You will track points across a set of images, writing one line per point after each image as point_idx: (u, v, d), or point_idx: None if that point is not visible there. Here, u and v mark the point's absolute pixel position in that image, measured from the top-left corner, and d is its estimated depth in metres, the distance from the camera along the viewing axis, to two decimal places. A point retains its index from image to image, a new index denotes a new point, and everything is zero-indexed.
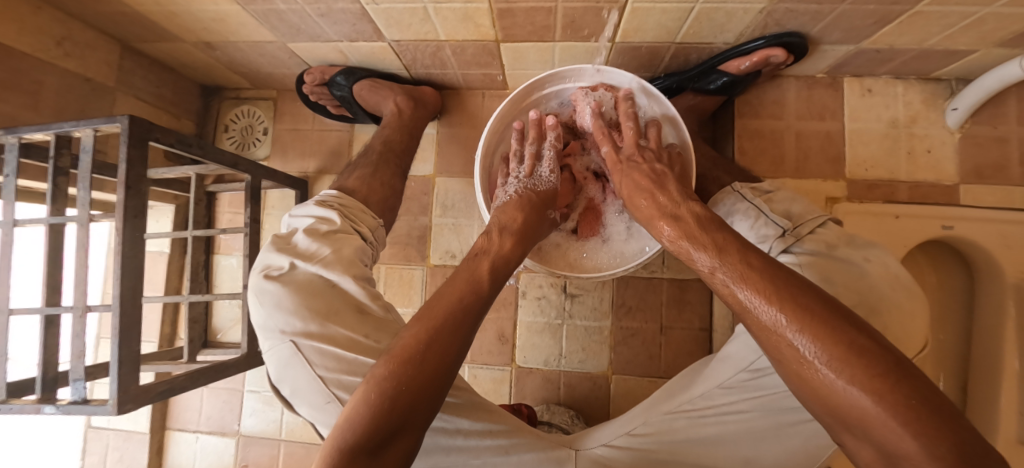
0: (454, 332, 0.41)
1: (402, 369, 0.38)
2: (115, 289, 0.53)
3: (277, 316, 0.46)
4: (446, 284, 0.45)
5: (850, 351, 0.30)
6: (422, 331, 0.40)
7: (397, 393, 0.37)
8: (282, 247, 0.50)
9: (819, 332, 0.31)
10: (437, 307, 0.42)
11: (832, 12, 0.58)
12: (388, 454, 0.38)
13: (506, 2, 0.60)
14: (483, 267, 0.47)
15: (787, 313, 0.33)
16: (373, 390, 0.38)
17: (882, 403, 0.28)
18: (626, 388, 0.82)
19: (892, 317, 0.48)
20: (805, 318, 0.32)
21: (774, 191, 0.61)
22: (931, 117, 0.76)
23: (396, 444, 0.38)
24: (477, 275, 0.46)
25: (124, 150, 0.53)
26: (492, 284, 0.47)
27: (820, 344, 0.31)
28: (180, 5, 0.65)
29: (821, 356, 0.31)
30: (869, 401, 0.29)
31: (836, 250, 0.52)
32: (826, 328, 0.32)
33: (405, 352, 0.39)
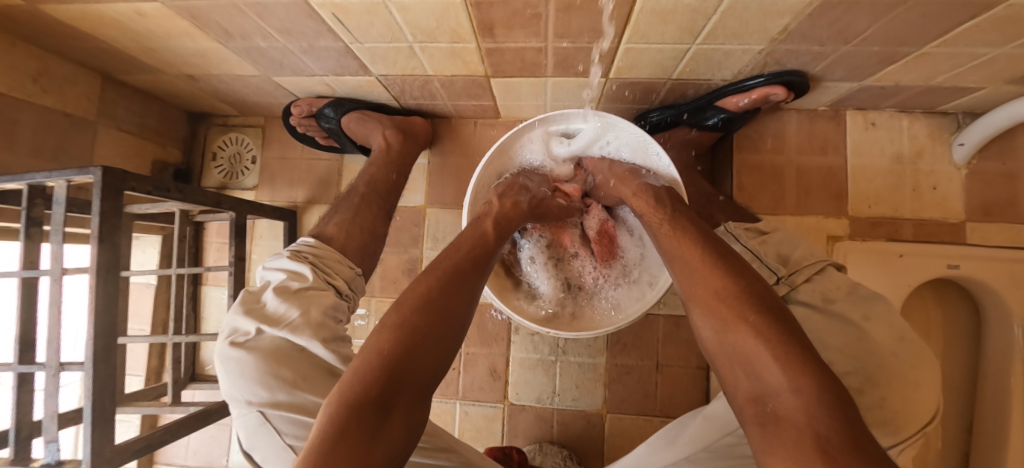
0: (451, 301, 0.43)
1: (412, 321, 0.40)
2: (90, 348, 0.51)
3: (242, 385, 0.44)
4: (453, 248, 0.48)
5: (752, 313, 0.38)
6: (420, 296, 0.42)
7: (403, 351, 0.37)
8: (250, 307, 0.48)
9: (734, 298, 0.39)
10: (430, 278, 0.44)
11: (833, 53, 0.56)
12: (396, 406, 0.36)
13: (494, 42, 0.58)
14: (484, 235, 0.51)
15: (714, 283, 0.41)
16: (382, 341, 0.38)
17: (769, 355, 0.35)
18: (620, 427, 0.80)
19: (896, 387, 0.45)
20: (725, 287, 0.40)
21: (770, 232, 0.59)
22: (937, 151, 0.73)
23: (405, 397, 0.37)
24: (482, 233, 0.51)
25: (96, 203, 0.52)
26: (497, 240, 0.51)
27: (733, 308, 0.39)
28: (159, 42, 0.63)
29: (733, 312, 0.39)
30: (757, 351, 0.36)
31: (833, 305, 0.51)
32: (740, 296, 0.39)
33: (417, 302, 0.41)
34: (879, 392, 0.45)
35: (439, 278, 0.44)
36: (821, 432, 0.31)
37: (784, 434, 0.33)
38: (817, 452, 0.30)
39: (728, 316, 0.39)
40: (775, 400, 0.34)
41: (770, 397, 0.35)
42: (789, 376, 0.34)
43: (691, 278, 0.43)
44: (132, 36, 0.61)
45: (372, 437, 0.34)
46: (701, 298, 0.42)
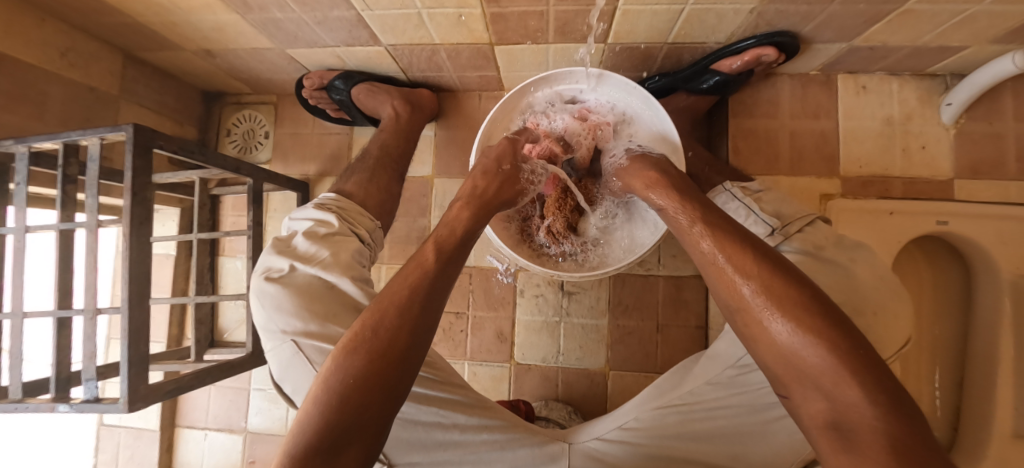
0: (412, 327, 0.39)
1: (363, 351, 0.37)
2: (124, 292, 0.55)
3: (278, 317, 0.48)
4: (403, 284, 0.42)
5: (791, 312, 0.34)
6: (372, 320, 0.39)
7: (349, 388, 0.36)
8: (282, 249, 0.52)
9: (765, 297, 0.36)
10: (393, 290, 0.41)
11: (821, 12, 0.59)
12: (349, 448, 0.35)
13: (498, 7, 0.61)
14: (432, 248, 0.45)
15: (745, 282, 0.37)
16: (342, 369, 0.37)
17: (819, 353, 0.32)
18: (622, 385, 0.83)
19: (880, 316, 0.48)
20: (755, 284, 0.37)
21: (765, 191, 0.61)
22: (926, 113, 0.76)
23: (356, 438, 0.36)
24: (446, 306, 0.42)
25: (129, 159, 0.55)
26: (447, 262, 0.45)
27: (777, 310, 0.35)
28: (181, 14, 0.67)
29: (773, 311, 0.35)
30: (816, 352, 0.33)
31: (823, 251, 0.53)
32: (775, 295, 0.35)
33: (370, 337, 0.38)
34: (864, 321, 0.47)
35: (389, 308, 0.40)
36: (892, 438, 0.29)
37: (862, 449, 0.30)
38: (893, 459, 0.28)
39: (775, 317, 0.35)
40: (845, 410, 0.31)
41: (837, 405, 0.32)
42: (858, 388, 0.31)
43: (720, 277, 0.39)
44: (156, 8, 0.65)
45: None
46: (737, 302, 0.38)
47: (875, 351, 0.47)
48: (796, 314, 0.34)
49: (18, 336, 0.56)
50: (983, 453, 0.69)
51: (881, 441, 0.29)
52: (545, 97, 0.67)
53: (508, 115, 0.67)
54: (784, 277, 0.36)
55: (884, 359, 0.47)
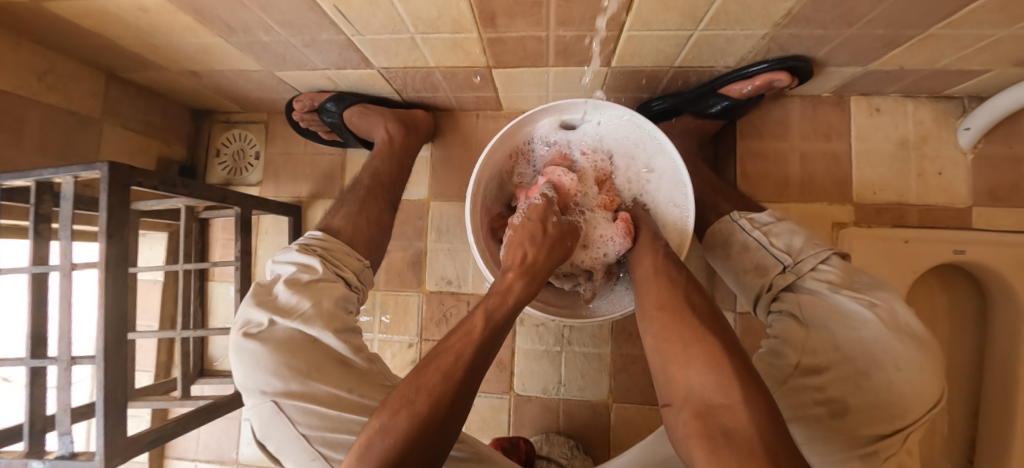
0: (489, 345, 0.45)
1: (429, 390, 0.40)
2: (99, 341, 0.52)
3: (257, 375, 0.45)
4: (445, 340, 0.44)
5: (709, 329, 0.41)
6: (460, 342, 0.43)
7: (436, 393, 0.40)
8: (262, 299, 0.49)
9: (689, 313, 0.43)
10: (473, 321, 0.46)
11: (838, 37, 0.55)
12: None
13: (495, 31, 0.58)
14: (478, 318, 0.46)
15: (673, 300, 0.45)
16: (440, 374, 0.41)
17: (723, 366, 0.38)
18: (626, 417, 0.80)
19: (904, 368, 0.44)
20: (682, 302, 0.45)
21: (776, 221, 0.57)
22: (942, 136, 0.73)
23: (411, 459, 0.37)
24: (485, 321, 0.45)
25: (104, 198, 0.52)
26: (494, 328, 0.46)
27: (692, 324, 0.42)
28: (162, 37, 0.63)
29: (690, 322, 0.42)
30: (710, 364, 0.38)
31: (839, 292, 0.49)
32: (698, 313, 0.43)
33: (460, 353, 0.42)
34: (884, 376, 0.43)
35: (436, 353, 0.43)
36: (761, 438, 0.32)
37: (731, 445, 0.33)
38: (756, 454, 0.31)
39: (687, 326, 0.42)
40: (723, 408, 0.35)
41: (714, 409, 0.36)
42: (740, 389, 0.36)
43: (653, 295, 0.47)
44: (135, 32, 0.62)
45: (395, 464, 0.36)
46: (652, 316, 0.45)
47: (897, 411, 0.42)
48: (710, 339, 0.40)
49: None
50: None
51: (755, 444, 0.32)
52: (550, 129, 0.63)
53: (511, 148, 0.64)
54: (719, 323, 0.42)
55: (911, 419, 0.42)
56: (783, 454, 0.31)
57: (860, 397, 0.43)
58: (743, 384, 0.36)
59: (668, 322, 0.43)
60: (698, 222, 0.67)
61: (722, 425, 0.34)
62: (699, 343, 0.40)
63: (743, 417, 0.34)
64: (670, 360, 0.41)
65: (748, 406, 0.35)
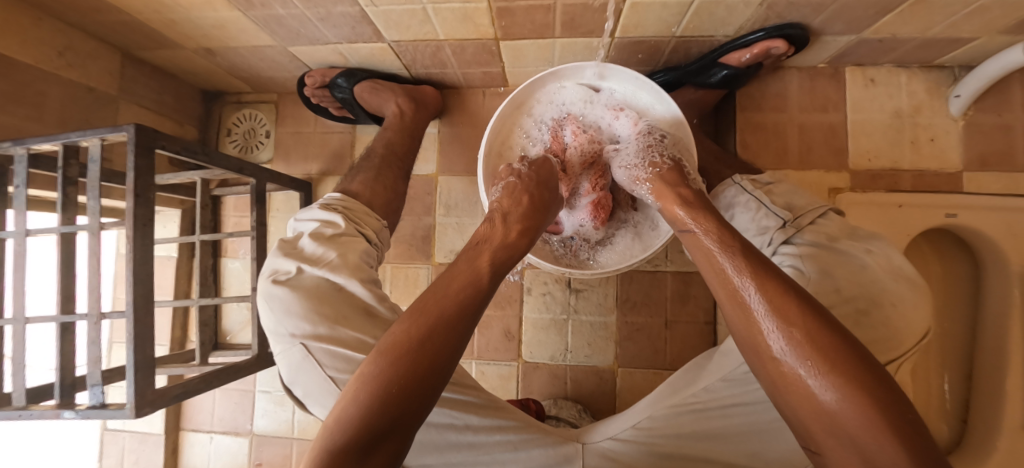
0: (457, 321, 0.39)
1: (385, 381, 0.35)
2: (128, 296, 0.54)
3: (287, 320, 0.47)
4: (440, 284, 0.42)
5: (847, 366, 0.30)
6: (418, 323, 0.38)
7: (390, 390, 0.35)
8: (288, 251, 0.51)
9: (814, 343, 0.32)
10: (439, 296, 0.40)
11: (832, 3, 0.58)
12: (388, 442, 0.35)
13: (505, 1, 0.60)
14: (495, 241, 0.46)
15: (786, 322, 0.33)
16: (385, 362, 0.36)
17: (869, 413, 0.29)
18: (632, 382, 0.83)
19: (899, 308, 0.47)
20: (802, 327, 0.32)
21: (776, 183, 0.61)
22: (934, 105, 0.76)
23: (398, 432, 0.35)
24: (477, 271, 0.43)
25: (131, 159, 0.54)
26: (493, 277, 0.43)
27: (824, 362, 0.31)
28: (182, 12, 0.65)
29: (821, 358, 0.31)
30: (857, 413, 0.29)
31: (838, 242, 0.52)
32: (829, 344, 0.31)
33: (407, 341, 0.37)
34: (881, 312, 0.46)
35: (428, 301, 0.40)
36: None
37: None
38: None
39: (816, 362, 0.31)
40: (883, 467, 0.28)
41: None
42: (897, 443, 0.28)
43: (752, 312, 0.35)
44: (155, 6, 0.64)
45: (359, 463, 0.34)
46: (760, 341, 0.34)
47: (894, 343, 0.45)
48: (850, 378, 0.30)
49: (21, 342, 0.55)
50: (995, 445, 0.69)
51: None
52: (554, 97, 0.66)
53: (509, 130, 0.67)
54: (847, 346, 0.31)
55: (904, 351, 0.45)
56: None
57: (863, 333, 0.45)
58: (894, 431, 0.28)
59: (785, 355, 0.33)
60: (700, 187, 0.70)
61: None
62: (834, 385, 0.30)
63: None
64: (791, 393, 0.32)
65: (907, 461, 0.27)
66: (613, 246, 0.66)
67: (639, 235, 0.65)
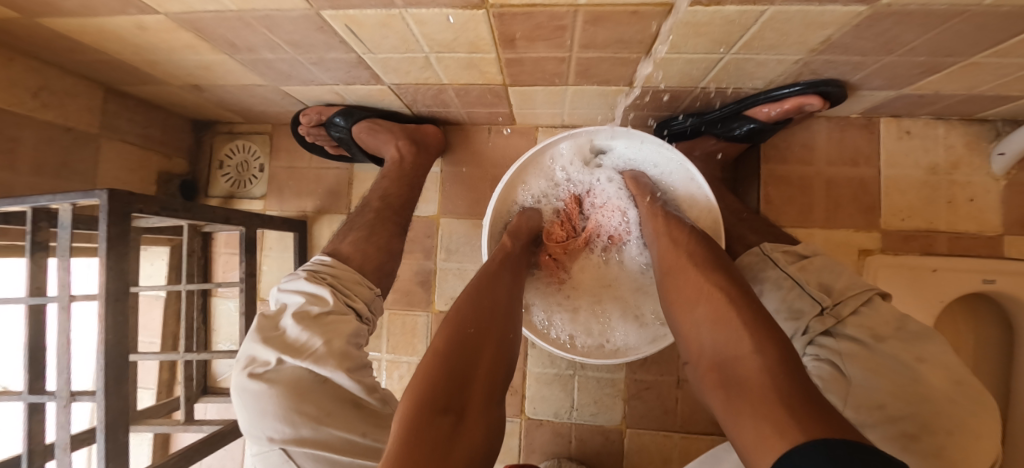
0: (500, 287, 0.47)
1: (467, 309, 0.43)
2: (99, 380, 0.49)
3: (264, 421, 0.43)
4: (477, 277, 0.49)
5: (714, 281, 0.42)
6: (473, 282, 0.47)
7: (466, 318, 0.42)
8: (268, 335, 0.46)
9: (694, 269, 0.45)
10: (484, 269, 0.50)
11: (875, 63, 0.53)
12: (480, 366, 0.39)
13: (514, 53, 0.55)
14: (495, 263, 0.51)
15: (679, 257, 0.47)
16: (461, 303, 0.44)
17: (729, 315, 0.39)
18: (639, 443, 0.79)
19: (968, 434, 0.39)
20: (688, 261, 0.46)
21: (811, 256, 0.53)
22: (973, 161, 0.70)
23: (486, 358, 0.40)
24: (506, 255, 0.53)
25: (103, 228, 0.50)
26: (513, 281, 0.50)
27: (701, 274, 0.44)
28: (163, 54, 0.60)
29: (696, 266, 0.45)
30: (723, 312, 0.39)
31: (884, 343, 0.44)
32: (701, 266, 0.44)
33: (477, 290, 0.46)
34: (936, 439, 0.38)
35: (494, 275, 0.49)
36: (784, 392, 0.32)
37: (751, 396, 0.33)
38: (781, 409, 0.31)
39: (700, 286, 0.43)
40: (739, 362, 0.36)
41: (732, 362, 0.37)
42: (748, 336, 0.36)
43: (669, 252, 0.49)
44: (135, 48, 0.59)
45: (467, 379, 0.37)
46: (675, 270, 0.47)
47: None
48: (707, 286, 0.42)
49: None
50: None
51: (768, 390, 0.33)
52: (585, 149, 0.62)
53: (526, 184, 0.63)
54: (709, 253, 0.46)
55: None
56: (799, 397, 0.31)
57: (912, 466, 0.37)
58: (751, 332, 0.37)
59: (689, 286, 0.44)
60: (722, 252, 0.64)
61: (736, 378, 0.35)
62: (710, 299, 0.41)
63: (757, 365, 0.35)
64: (685, 318, 0.43)
65: (758, 352, 0.35)
66: (611, 338, 0.60)
67: (642, 324, 0.60)
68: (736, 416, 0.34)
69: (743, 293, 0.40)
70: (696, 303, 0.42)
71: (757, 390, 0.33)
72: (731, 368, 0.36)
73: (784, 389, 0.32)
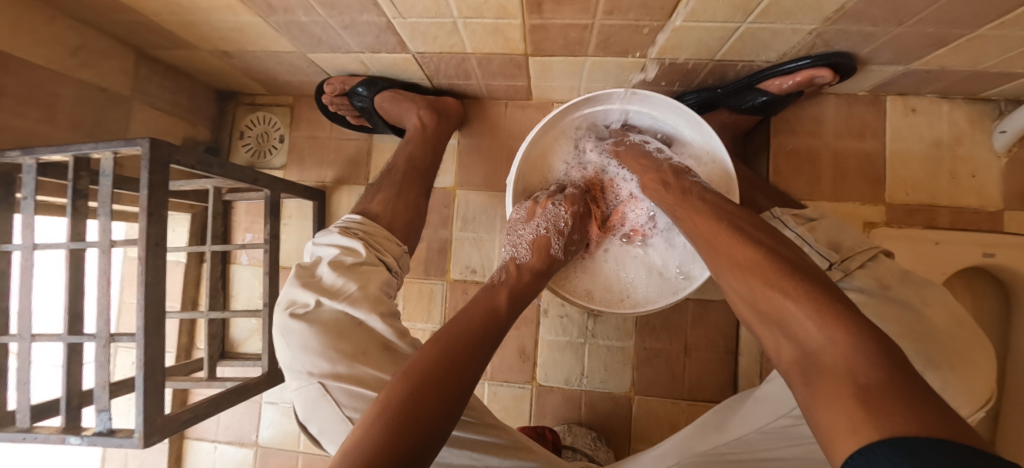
0: (474, 344, 0.43)
1: (427, 373, 0.40)
2: (140, 320, 0.51)
3: (304, 357, 0.45)
4: (464, 311, 0.48)
5: (776, 271, 0.39)
6: (445, 336, 0.43)
7: (422, 389, 0.39)
8: (306, 281, 0.48)
9: (753, 260, 0.42)
10: (462, 318, 0.46)
11: (886, 34, 0.55)
12: (423, 452, 0.37)
13: (540, 18, 0.57)
14: (501, 298, 0.49)
15: (737, 247, 0.44)
16: (422, 363, 0.41)
17: (803, 308, 0.36)
18: (648, 409, 0.81)
19: (971, 369, 0.42)
20: (746, 251, 0.43)
21: (818, 218, 0.56)
22: (976, 138, 0.72)
23: (432, 441, 0.37)
24: (493, 306, 0.48)
25: (145, 175, 0.52)
26: (509, 313, 0.49)
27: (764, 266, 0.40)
28: (199, 15, 0.62)
29: (756, 255, 0.42)
30: (796, 305, 0.36)
31: (890, 291, 0.47)
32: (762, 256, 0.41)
33: (446, 349, 0.42)
34: (941, 374, 0.41)
35: (473, 317, 0.46)
36: (861, 378, 0.30)
37: (831, 388, 0.31)
38: (859, 401, 0.29)
39: (765, 277, 0.40)
40: (819, 356, 0.33)
41: (811, 355, 0.34)
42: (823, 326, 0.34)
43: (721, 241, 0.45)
44: (173, 8, 0.61)
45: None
46: (731, 261, 0.44)
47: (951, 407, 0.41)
48: (774, 279, 0.39)
49: (26, 361, 0.54)
50: None
51: (848, 379, 0.30)
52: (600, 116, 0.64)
53: (548, 148, 0.65)
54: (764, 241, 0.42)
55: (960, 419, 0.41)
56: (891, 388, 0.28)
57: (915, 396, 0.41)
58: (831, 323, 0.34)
59: (748, 278, 0.41)
60: None
61: (816, 371, 0.33)
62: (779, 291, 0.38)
63: (840, 358, 0.32)
64: (759, 316, 0.40)
65: (841, 344, 0.32)
66: (630, 293, 0.62)
67: (663, 279, 0.61)
68: (818, 410, 0.32)
69: (811, 280, 0.38)
70: (763, 293, 0.40)
71: (835, 380, 0.31)
72: (812, 362, 0.34)
73: (865, 379, 0.29)
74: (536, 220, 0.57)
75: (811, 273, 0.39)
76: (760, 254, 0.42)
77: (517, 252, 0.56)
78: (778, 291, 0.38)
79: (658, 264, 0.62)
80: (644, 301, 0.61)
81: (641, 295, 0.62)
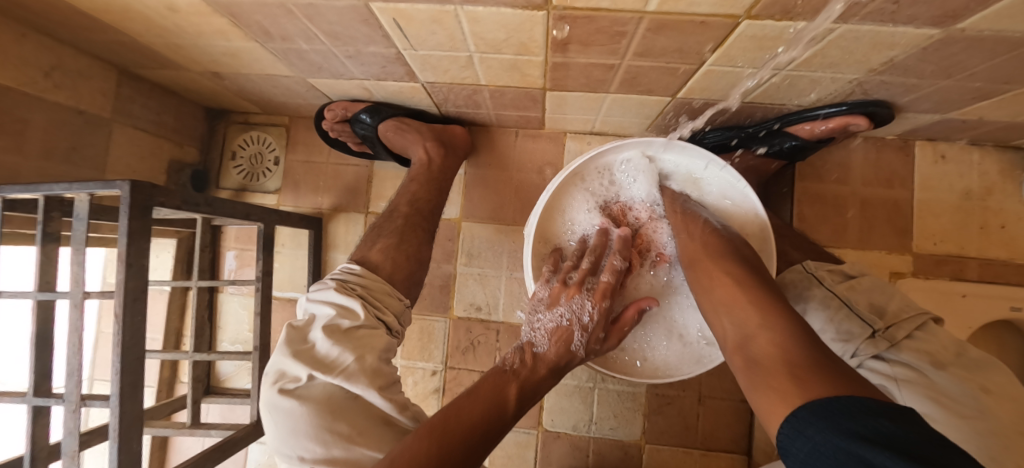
0: (473, 443, 0.39)
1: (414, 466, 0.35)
2: (114, 385, 0.46)
3: (294, 440, 0.40)
4: (467, 396, 0.43)
5: (726, 269, 0.46)
6: (447, 424, 0.39)
7: None
8: (297, 349, 0.44)
9: (709, 259, 0.48)
10: (469, 407, 0.42)
11: (930, 86, 0.52)
12: None
13: (563, 57, 0.53)
14: (514, 385, 0.46)
15: (696, 250, 0.50)
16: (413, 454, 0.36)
17: (744, 300, 0.42)
18: (659, 459, 0.77)
19: None
20: (702, 249, 0.50)
21: (858, 276, 0.53)
22: (1007, 187, 0.70)
23: None
24: (503, 395, 0.44)
25: (124, 222, 0.46)
26: (517, 407, 0.45)
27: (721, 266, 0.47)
28: (189, 38, 0.57)
29: (710, 255, 0.49)
30: (739, 300, 0.43)
31: (945, 371, 0.43)
32: (715, 255, 0.48)
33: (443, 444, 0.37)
34: None
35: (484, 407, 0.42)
36: (789, 358, 0.35)
37: (766, 373, 0.36)
38: (790, 380, 0.34)
39: (715, 274, 0.47)
40: (753, 343, 0.39)
41: (747, 340, 0.40)
42: (759, 316, 0.40)
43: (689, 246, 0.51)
44: (159, 30, 0.55)
45: None
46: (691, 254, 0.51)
47: None
48: (725, 278, 0.45)
49: None
50: None
51: (778, 360, 0.36)
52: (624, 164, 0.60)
53: (569, 199, 0.61)
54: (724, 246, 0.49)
55: None
56: (805, 365, 0.34)
57: None
58: (763, 312, 0.40)
59: (703, 273, 0.48)
60: None
61: (752, 355, 0.38)
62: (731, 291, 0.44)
63: (768, 340, 0.38)
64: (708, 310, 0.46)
65: (773, 331, 0.38)
66: (650, 356, 0.59)
67: (686, 343, 0.59)
68: (753, 391, 0.37)
69: (756, 280, 0.44)
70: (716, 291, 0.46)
71: (771, 366, 0.36)
72: (748, 347, 0.39)
73: (792, 359, 0.35)
74: (559, 309, 0.53)
75: (759, 275, 0.45)
76: (773, 302, 0.41)
77: (534, 338, 0.53)
78: (735, 292, 0.43)
79: (681, 326, 0.59)
80: (664, 367, 0.58)
81: (661, 360, 0.59)
